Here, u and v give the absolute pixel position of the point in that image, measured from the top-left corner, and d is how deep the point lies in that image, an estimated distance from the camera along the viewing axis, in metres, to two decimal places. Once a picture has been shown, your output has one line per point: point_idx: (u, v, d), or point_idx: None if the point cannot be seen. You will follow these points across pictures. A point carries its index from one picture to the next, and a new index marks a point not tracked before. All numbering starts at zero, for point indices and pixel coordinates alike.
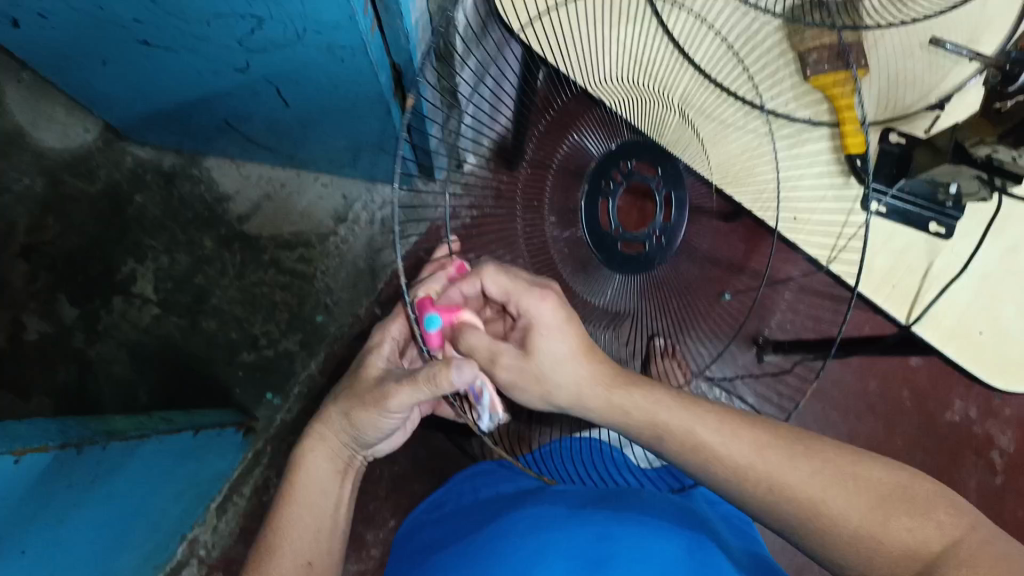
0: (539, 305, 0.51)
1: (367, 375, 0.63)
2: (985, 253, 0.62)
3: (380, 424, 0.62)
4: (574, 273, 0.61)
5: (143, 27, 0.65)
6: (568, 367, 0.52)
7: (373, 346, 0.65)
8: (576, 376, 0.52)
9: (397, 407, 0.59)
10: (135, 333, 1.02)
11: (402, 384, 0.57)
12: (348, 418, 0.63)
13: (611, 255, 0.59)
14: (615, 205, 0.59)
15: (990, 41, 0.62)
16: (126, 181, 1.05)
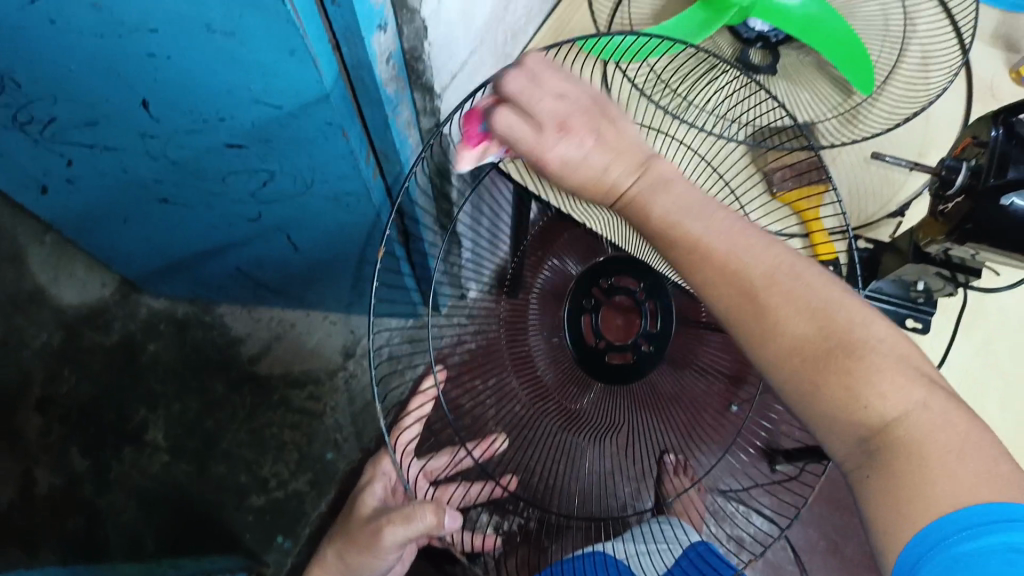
0: (535, 106, 0.46)
1: (360, 514, 0.67)
2: (960, 348, 0.65)
3: (375, 565, 0.62)
4: (563, 382, 0.74)
5: (163, 186, 0.71)
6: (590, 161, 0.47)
7: (365, 486, 0.70)
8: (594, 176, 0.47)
9: (389, 546, 0.58)
10: (146, 481, 1.03)
11: (390, 520, 0.57)
12: (343, 560, 0.63)
13: (601, 364, 0.73)
14: (597, 315, 0.74)
15: (936, 154, 0.67)
16: (141, 330, 1.09)
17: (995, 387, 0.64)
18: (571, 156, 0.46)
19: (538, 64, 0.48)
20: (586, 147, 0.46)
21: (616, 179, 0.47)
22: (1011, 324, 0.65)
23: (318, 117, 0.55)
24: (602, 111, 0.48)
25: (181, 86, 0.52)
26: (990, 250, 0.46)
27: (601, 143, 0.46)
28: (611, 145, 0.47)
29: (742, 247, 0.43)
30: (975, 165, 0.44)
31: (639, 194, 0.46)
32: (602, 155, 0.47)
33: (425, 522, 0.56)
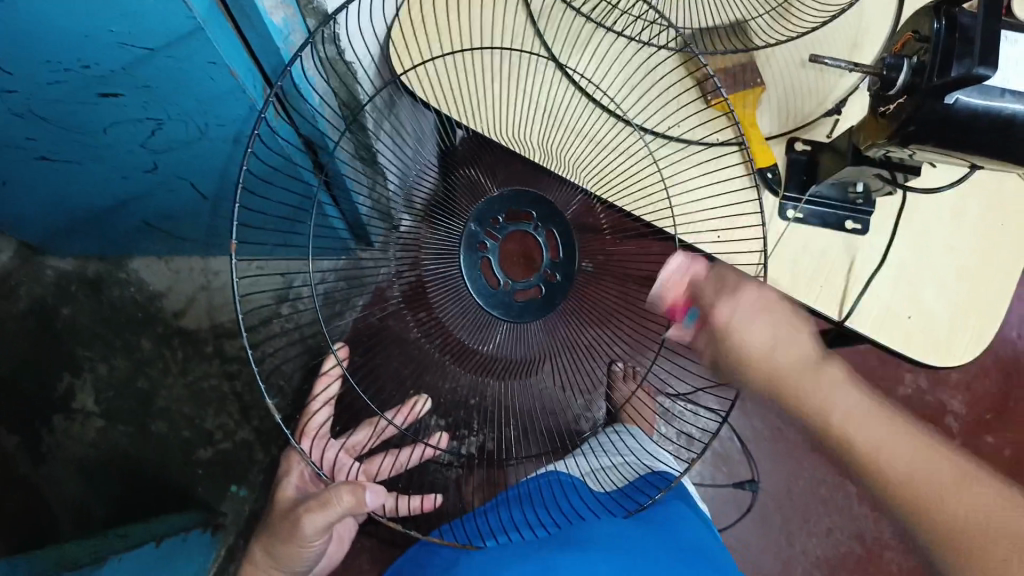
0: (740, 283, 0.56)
1: (280, 500, 0.65)
2: (898, 243, 0.62)
3: (303, 554, 0.61)
4: (470, 325, 0.74)
5: (37, 144, 0.64)
6: (755, 324, 0.54)
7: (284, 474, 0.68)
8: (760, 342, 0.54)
9: (312, 530, 0.57)
10: (82, 448, 0.98)
11: (313, 509, 0.56)
12: (270, 556, 0.62)
13: (510, 306, 0.72)
14: (495, 258, 0.73)
15: (873, 47, 0.63)
16: (51, 294, 1.01)
17: (929, 275, 0.62)
18: (761, 341, 0.54)
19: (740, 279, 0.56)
20: (762, 325, 0.54)
21: (779, 356, 0.53)
22: (943, 210, 0.63)
23: (198, 55, 0.49)
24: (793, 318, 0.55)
25: (31, 36, 0.45)
26: (930, 150, 0.46)
27: (768, 322, 0.54)
28: (776, 335, 0.54)
29: (890, 442, 0.47)
30: (917, 63, 0.42)
31: (794, 370, 0.52)
32: (767, 334, 0.54)
33: (343, 505, 0.55)
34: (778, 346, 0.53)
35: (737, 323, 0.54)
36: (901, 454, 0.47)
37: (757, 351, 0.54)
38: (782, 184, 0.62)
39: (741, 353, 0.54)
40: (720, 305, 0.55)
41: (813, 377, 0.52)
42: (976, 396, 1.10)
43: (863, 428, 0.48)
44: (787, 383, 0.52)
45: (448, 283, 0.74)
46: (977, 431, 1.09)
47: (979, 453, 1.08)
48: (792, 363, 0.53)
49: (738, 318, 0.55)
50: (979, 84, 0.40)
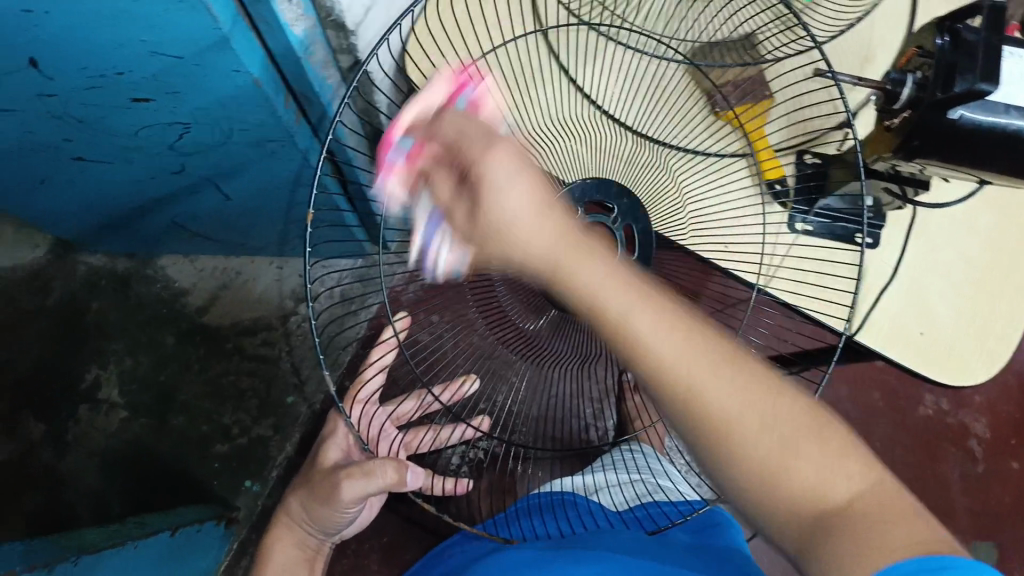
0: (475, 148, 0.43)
1: (321, 465, 0.67)
2: (910, 255, 0.62)
3: (338, 518, 0.63)
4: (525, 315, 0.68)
5: (72, 144, 0.66)
6: (507, 189, 0.42)
7: (326, 436, 0.70)
8: (521, 203, 0.42)
9: (349, 499, 0.59)
10: (105, 440, 1.00)
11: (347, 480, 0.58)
12: (309, 511, 0.64)
13: (572, 300, 0.68)
14: None
15: (885, 59, 0.62)
16: (82, 289, 1.05)
17: (943, 292, 0.62)
18: (511, 202, 0.42)
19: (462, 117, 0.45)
20: (517, 180, 0.43)
21: (544, 252, 0.42)
22: (955, 226, 0.62)
23: (225, 65, 0.51)
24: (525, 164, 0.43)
25: (66, 43, 0.47)
26: (937, 163, 0.45)
27: (518, 181, 0.42)
28: (534, 202, 0.43)
29: (689, 358, 0.38)
30: (921, 77, 0.42)
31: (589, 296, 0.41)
32: (519, 197, 0.42)
33: (386, 479, 0.56)
34: (549, 213, 0.43)
35: (497, 184, 0.42)
36: (701, 369, 0.38)
37: (505, 219, 0.42)
38: (790, 195, 0.62)
39: (493, 222, 0.43)
40: (496, 148, 0.43)
41: (587, 256, 0.42)
42: (1000, 419, 1.08)
43: (665, 339, 0.39)
44: (535, 262, 0.42)
45: (512, 268, 0.69)
46: (1000, 454, 1.07)
47: (1003, 479, 1.06)
48: (550, 249, 0.42)
49: (498, 175, 0.42)
50: (980, 99, 0.40)
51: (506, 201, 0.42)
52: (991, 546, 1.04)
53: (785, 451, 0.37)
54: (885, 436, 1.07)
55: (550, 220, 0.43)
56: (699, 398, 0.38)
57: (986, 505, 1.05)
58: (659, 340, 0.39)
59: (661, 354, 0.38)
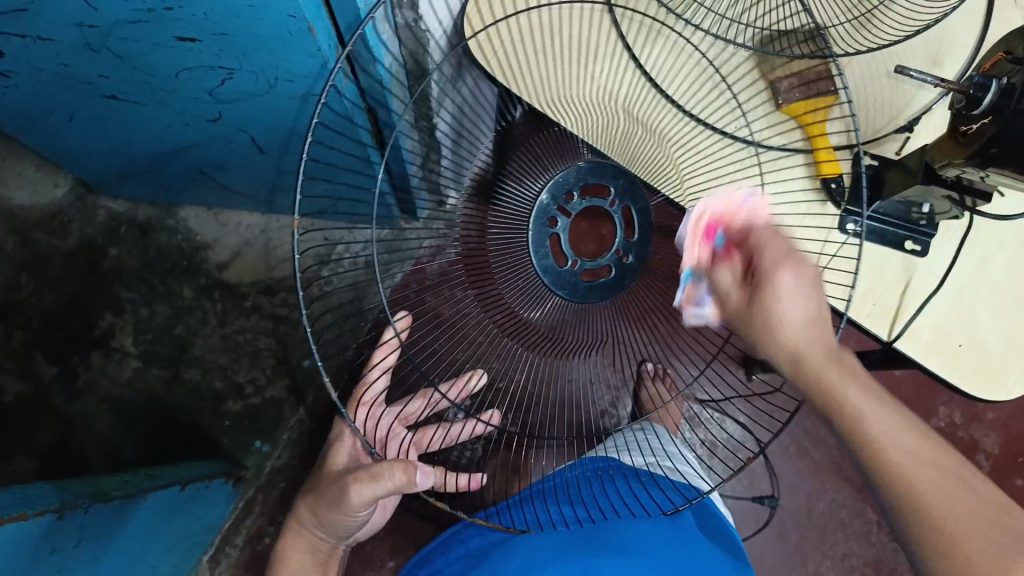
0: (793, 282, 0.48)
1: (329, 471, 0.65)
2: (960, 265, 0.61)
3: (347, 521, 0.62)
4: (523, 304, 0.70)
5: (110, 82, 0.65)
6: (788, 304, 0.48)
7: (334, 440, 0.68)
8: (803, 313, 0.48)
9: (356, 505, 0.58)
10: (118, 388, 1.00)
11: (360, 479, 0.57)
12: (321, 502, 0.64)
13: (574, 287, 0.69)
14: (565, 236, 0.70)
15: (953, 65, 0.62)
16: (101, 235, 1.04)
17: (987, 303, 0.61)
18: (798, 320, 0.48)
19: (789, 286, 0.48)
20: (804, 298, 0.48)
21: (809, 354, 0.47)
22: (1010, 238, 0.61)
23: (280, 10, 0.49)
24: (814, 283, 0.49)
25: None
26: (1008, 174, 0.45)
27: (806, 293, 0.48)
28: (812, 309, 0.48)
29: (881, 421, 0.44)
30: (1007, 85, 0.42)
31: (819, 366, 0.47)
32: (800, 306, 0.48)
33: (395, 481, 0.56)
34: (816, 324, 0.48)
35: (781, 294, 0.48)
36: (908, 448, 0.44)
37: (784, 321, 0.48)
38: (845, 197, 0.61)
39: (767, 319, 0.49)
40: (788, 269, 0.48)
41: (849, 376, 0.46)
42: (1011, 436, 1.08)
43: (889, 417, 0.44)
44: (779, 353, 0.49)
45: (513, 254, 0.71)
46: (1007, 472, 1.07)
47: (1007, 495, 1.06)
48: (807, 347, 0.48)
49: (784, 286, 0.48)
50: None
51: (790, 330, 0.48)
52: None
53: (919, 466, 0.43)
54: None
55: (822, 325, 0.48)
56: (859, 423, 0.45)
57: None
58: (882, 415, 0.44)
59: (902, 447, 0.44)
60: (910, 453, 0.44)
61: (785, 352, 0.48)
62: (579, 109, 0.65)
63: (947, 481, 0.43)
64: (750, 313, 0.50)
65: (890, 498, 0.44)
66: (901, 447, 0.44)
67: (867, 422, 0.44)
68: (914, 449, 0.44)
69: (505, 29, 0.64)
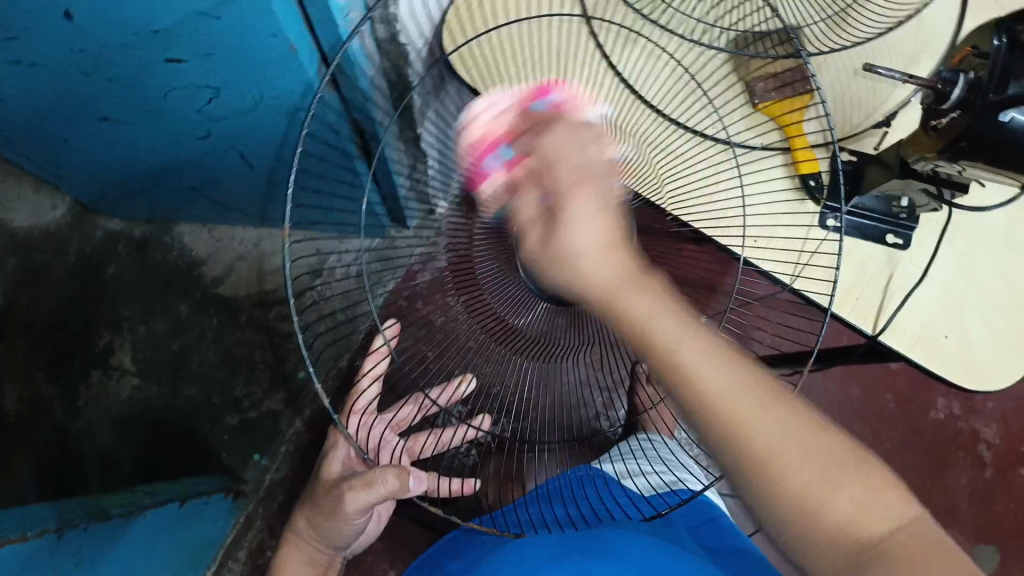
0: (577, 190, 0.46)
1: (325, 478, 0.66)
2: (942, 261, 0.62)
3: (345, 530, 0.62)
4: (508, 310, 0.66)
5: (101, 104, 0.66)
6: (577, 227, 0.46)
7: (329, 448, 0.69)
8: (596, 237, 0.45)
9: (354, 510, 0.58)
10: (116, 405, 1.00)
11: (354, 488, 0.57)
12: (315, 516, 0.64)
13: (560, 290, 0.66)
14: None
15: (928, 61, 0.62)
16: (98, 253, 1.04)
17: (971, 299, 0.61)
18: (590, 242, 0.45)
19: (576, 193, 0.46)
20: (593, 219, 0.46)
21: (600, 273, 0.45)
22: (991, 234, 0.62)
23: (264, 28, 0.50)
24: (607, 206, 0.47)
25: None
26: (981, 167, 0.45)
27: (601, 220, 0.46)
28: (607, 234, 0.46)
29: (727, 384, 0.40)
30: (974, 79, 0.43)
31: (615, 287, 0.44)
32: (591, 230, 0.46)
33: (388, 487, 0.56)
34: (617, 248, 0.45)
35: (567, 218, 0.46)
36: (749, 405, 0.39)
37: (574, 247, 0.45)
38: (824, 193, 0.62)
39: (563, 248, 0.46)
40: (581, 192, 0.46)
41: (644, 290, 0.44)
42: (1012, 427, 1.08)
43: (718, 367, 0.40)
44: (589, 288, 0.45)
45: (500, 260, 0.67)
46: (1009, 463, 1.07)
47: (1010, 487, 1.06)
48: (607, 276, 0.44)
49: (578, 211, 0.46)
50: None
51: (597, 253, 0.45)
52: (994, 552, 1.04)
53: (769, 439, 0.39)
54: (895, 440, 1.07)
55: (625, 253, 0.46)
56: (691, 379, 0.40)
57: (991, 513, 1.05)
58: (710, 366, 0.40)
59: (738, 404, 0.39)
60: (756, 411, 0.39)
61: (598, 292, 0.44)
62: None
63: (796, 440, 0.39)
64: (542, 226, 0.48)
65: (727, 459, 0.40)
66: (747, 414, 0.39)
67: (699, 366, 0.40)
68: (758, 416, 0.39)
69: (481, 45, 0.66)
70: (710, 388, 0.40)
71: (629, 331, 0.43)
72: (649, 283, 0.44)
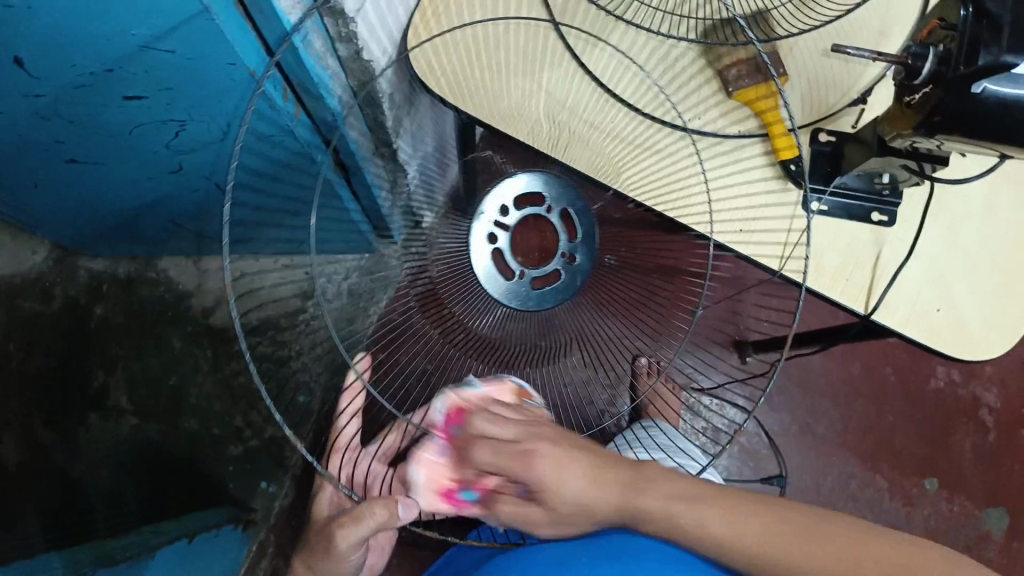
0: (530, 470, 0.50)
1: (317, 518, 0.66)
2: (928, 234, 0.61)
3: (343, 567, 0.61)
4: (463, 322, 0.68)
5: (67, 147, 0.65)
6: (563, 480, 0.49)
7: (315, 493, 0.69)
8: (573, 485, 0.49)
9: (348, 547, 0.58)
10: (116, 446, 1.00)
11: (344, 526, 0.56)
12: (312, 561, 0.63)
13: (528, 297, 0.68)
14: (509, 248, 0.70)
15: (899, 35, 0.62)
16: (84, 293, 1.03)
17: (959, 271, 0.61)
18: (566, 494, 0.49)
19: (547, 457, 0.50)
20: (571, 469, 0.49)
21: (603, 515, 0.49)
22: (973, 203, 0.62)
23: (219, 61, 0.50)
24: (555, 446, 0.51)
25: (50, 44, 0.47)
26: (956, 140, 0.45)
27: (570, 469, 0.49)
28: (594, 475, 0.49)
29: (761, 539, 0.45)
30: (944, 52, 0.43)
31: (626, 498, 0.48)
32: (585, 485, 0.49)
33: (376, 519, 0.55)
34: (598, 477, 0.49)
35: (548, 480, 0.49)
36: (780, 543, 0.44)
37: (566, 495, 0.49)
38: (805, 176, 0.61)
39: (552, 510, 0.50)
40: (532, 462, 0.50)
41: (642, 497, 0.47)
42: (1013, 390, 1.08)
43: (733, 524, 0.45)
44: (604, 514, 0.49)
45: (452, 268, 0.69)
46: (1013, 426, 1.07)
47: (1016, 449, 1.06)
48: (610, 512, 0.48)
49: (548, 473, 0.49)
50: (1006, 72, 0.41)
51: (580, 476, 0.49)
52: (1005, 515, 1.04)
53: (790, 546, 0.44)
54: (897, 412, 1.07)
55: (600, 473, 0.49)
56: (732, 546, 0.45)
57: (999, 477, 1.05)
58: (731, 524, 0.45)
59: (776, 545, 0.44)
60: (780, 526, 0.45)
61: (605, 515, 0.49)
62: (538, 124, 0.66)
63: (825, 535, 0.44)
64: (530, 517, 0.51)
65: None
66: (780, 544, 0.44)
67: (725, 537, 0.45)
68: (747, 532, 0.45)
69: (446, 56, 0.65)
70: (739, 540, 0.45)
71: (654, 529, 0.47)
72: (643, 480, 0.48)
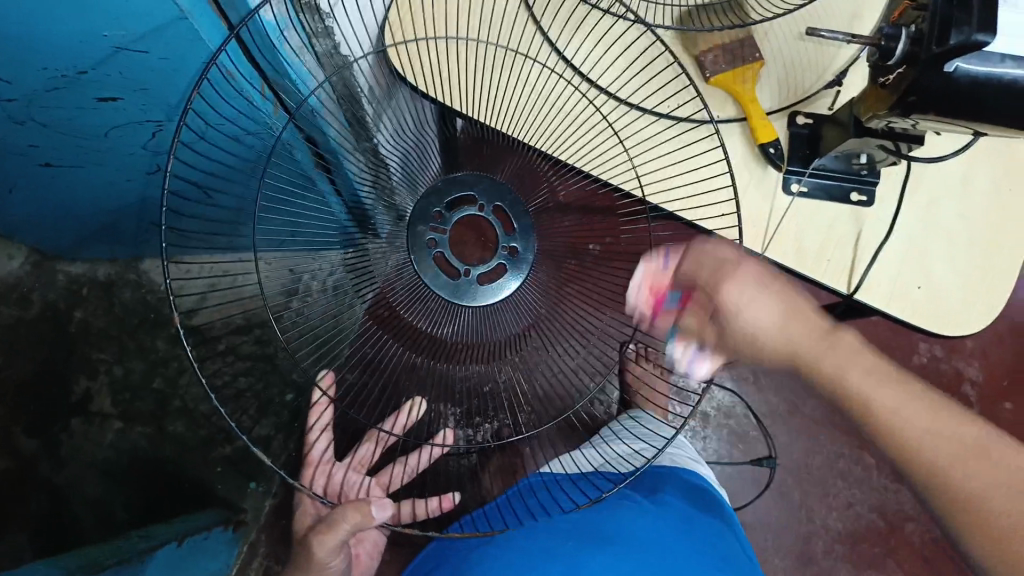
0: (728, 290, 0.54)
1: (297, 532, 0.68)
2: (906, 212, 0.62)
3: None
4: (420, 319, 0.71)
5: (41, 150, 0.64)
6: (747, 313, 0.54)
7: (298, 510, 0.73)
8: (769, 314, 0.54)
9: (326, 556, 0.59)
10: (102, 452, 0.98)
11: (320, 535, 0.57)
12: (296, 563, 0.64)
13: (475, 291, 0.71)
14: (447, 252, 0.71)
15: (871, 17, 0.63)
16: (64, 299, 1.00)
17: (939, 247, 0.62)
18: (764, 325, 0.54)
19: (738, 288, 0.54)
20: (767, 305, 0.54)
21: (807, 356, 0.53)
22: (951, 181, 0.63)
23: (192, 58, 0.50)
24: (760, 274, 0.55)
25: (16, 45, 0.46)
26: (931, 119, 0.46)
27: (766, 299, 0.54)
28: (791, 318, 0.54)
29: (935, 423, 0.49)
30: (916, 32, 0.43)
31: (836, 367, 0.51)
32: (773, 318, 0.54)
33: (350, 523, 0.56)
34: (791, 319, 0.54)
35: (737, 308, 0.54)
36: (938, 430, 0.49)
37: (755, 333, 0.54)
38: (783, 159, 0.62)
39: (744, 337, 0.55)
40: (727, 285, 0.54)
41: (830, 350, 0.52)
42: (994, 363, 1.10)
43: (883, 389, 0.50)
44: (778, 357, 0.54)
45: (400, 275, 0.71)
46: (994, 398, 1.09)
47: (999, 421, 1.08)
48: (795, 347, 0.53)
49: (736, 300, 0.54)
50: (978, 51, 0.42)
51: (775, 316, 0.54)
52: None
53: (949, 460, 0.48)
54: None
55: (791, 311, 0.54)
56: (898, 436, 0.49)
57: None
58: (877, 393, 0.50)
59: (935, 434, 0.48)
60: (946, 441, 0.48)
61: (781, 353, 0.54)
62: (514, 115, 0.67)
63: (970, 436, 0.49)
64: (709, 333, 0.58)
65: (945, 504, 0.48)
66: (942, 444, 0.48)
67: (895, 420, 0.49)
68: (919, 419, 0.49)
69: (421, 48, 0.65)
70: (918, 429, 0.49)
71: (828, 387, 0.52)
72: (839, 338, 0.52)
